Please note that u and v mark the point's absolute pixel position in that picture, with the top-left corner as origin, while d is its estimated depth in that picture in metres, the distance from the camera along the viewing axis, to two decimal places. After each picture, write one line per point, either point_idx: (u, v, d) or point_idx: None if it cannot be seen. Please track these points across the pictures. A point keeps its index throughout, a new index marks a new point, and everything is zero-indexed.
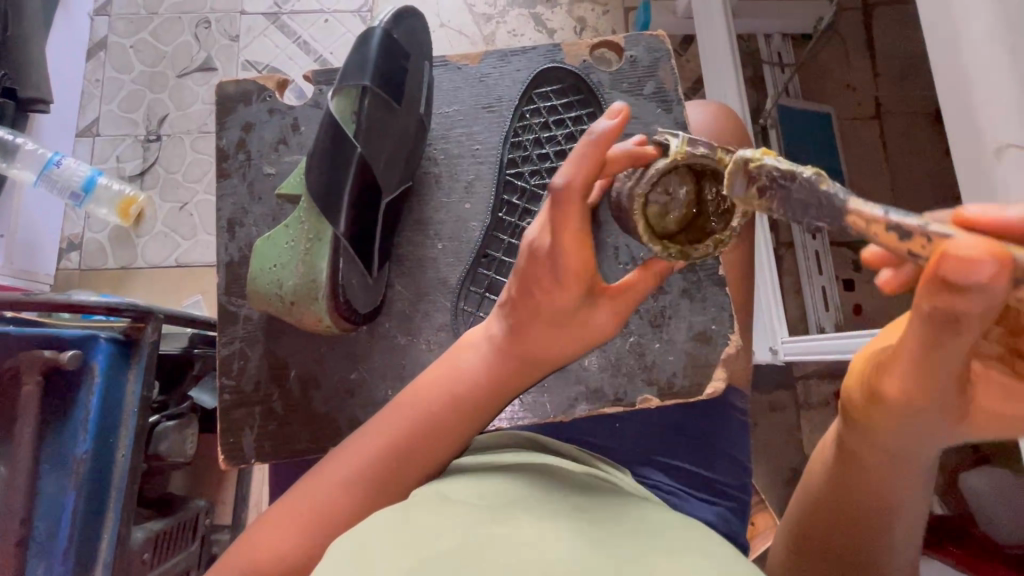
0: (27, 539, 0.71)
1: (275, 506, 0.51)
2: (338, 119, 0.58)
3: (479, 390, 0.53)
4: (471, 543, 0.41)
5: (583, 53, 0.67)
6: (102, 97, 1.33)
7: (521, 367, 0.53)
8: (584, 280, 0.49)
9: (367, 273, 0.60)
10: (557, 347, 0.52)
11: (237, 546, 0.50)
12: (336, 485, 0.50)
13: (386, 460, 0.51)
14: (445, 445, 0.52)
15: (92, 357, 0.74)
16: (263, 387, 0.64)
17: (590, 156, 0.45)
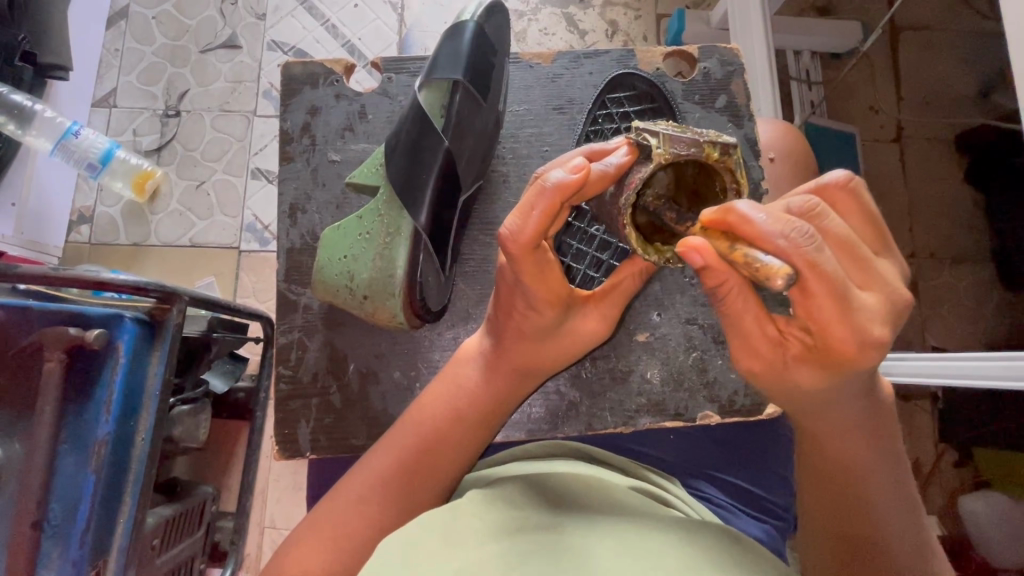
0: (42, 521, 0.69)
1: (305, 527, 0.50)
2: (427, 112, 0.56)
3: (481, 402, 0.53)
4: (516, 552, 0.40)
5: (658, 60, 0.67)
6: (120, 68, 1.29)
7: (511, 377, 0.53)
8: (563, 297, 0.49)
9: (442, 271, 0.59)
10: (546, 357, 0.54)
11: (281, 554, 0.49)
12: (351, 502, 0.50)
13: (395, 478, 0.51)
14: (459, 447, 0.52)
15: (118, 337, 0.72)
16: (321, 379, 0.62)
17: (544, 205, 0.42)
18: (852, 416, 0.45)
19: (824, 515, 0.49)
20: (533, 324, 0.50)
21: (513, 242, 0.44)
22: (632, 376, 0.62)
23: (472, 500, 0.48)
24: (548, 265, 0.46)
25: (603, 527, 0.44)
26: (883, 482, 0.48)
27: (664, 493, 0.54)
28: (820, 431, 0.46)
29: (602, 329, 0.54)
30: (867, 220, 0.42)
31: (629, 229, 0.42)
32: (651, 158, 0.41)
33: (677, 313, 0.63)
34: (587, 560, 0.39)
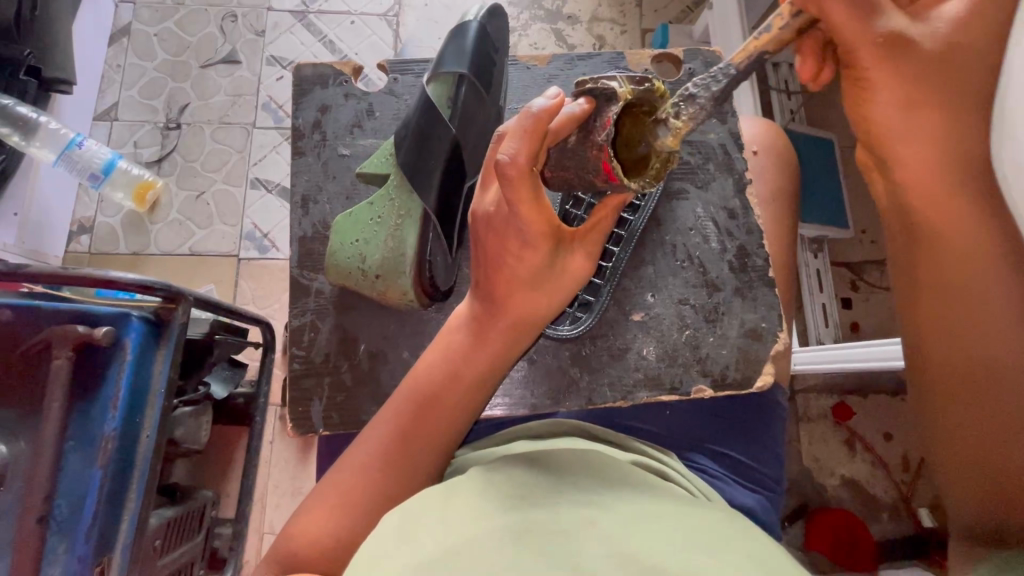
0: (48, 517, 0.70)
1: (316, 492, 0.52)
2: (435, 103, 0.60)
3: (478, 360, 0.54)
4: (514, 529, 0.42)
5: (646, 62, 0.72)
6: (122, 82, 1.32)
7: (504, 328, 0.53)
8: (551, 235, 0.51)
9: (450, 252, 0.62)
10: (541, 304, 0.53)
11: (296, 519, 0.52)
12: (357, 468, 0.52)
13: (399, 443, 0.52)
14: (457, 409, 0.54)
15: (126, 335, 0.73)
16: (333, 359, 0.64)
17: (530, 128, 0.47)
18: (977, 217, 0.52)
19: (934, 339, 0.55)
20: (525, 266, 0.51)
21: (508, 171, 0.47)
22: (630, 353, 0.65)
23: (471, 479, 0.50)
24: (540, 194, 0.49)
25: (599, 505, 0.46)
26: (1011, 296, 0.51)
27: (661, 466, 0.56)
28: (940, 234, 0.53)
29: (590, 269, 0.55)
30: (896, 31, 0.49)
31: (614, 163, 0.49)
32: (618, 98, 0.49)
33: (670, 294, 0.66)
34: (582, 537, 0.41)
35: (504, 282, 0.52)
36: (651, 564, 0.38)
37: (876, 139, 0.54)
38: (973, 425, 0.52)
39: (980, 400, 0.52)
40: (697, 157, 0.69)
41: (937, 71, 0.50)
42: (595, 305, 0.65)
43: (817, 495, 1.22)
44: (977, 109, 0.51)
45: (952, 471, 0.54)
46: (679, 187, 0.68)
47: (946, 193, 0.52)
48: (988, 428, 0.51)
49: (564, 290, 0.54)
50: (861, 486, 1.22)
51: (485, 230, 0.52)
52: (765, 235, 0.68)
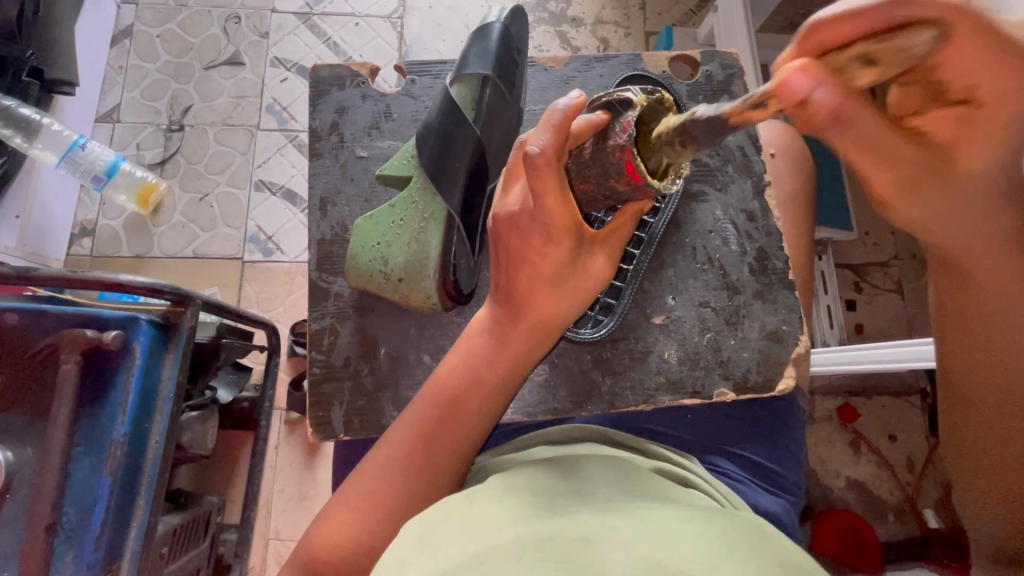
0: (56, 524, 0.68)
1: (337, 497, 0.52)
2: (458, 104, 0.59)
3: (500, 364, 0.53)
4: (534, 539, 0.41)
5: (663, 64, 0.71)
6: (124, 84, 1.31)
7: (526, 332, 0.52)
8: (574, 233, 0.50)
9: (473, 255, 0.61)
10: (562, 304, 0.52)
11: (318, 525, 0.51)
12: (379, 473, 0.51)
13: (421, 450, 0.51)
14: (481, 414, 0.53)
15: (133, 339, 0.72)
16: (353, 363, 0.63)
17: (556, 123, 0.47)
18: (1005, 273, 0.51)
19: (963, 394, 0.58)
20: (548, 263, 0.51)
21: (534, 162, 0.47)
22: (651, 356, 0.65)
23: (492, 486, 0.49)
24: (567, 188, 0.49)
25: (622, 511, 0.45)
26: None
27: (683, 472, 0.56)
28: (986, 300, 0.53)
29: (611, 271, 0.54)
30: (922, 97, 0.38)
31: (637, 161, 0.48)
32: (634, 103, 0.50)
33: (691, 296, 0.65)
34: (604, 539, 0.40)
35: (525, 281, 0.51)
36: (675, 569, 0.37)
37: (917, 232, 0.50)
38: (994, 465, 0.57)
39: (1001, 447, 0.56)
40: (716, 159, 0.69)
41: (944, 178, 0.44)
42: (617, 308, 0.65)
43: (824, 497, 1.22)
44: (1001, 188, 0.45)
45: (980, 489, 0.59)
46: (698, 190, 0.68)
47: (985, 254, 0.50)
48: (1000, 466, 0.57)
49: (585, 291, 0.53)
50: (867, 487, 1.23)
51: (508, 232, 0.52)
52: (785, 238, 0.69)
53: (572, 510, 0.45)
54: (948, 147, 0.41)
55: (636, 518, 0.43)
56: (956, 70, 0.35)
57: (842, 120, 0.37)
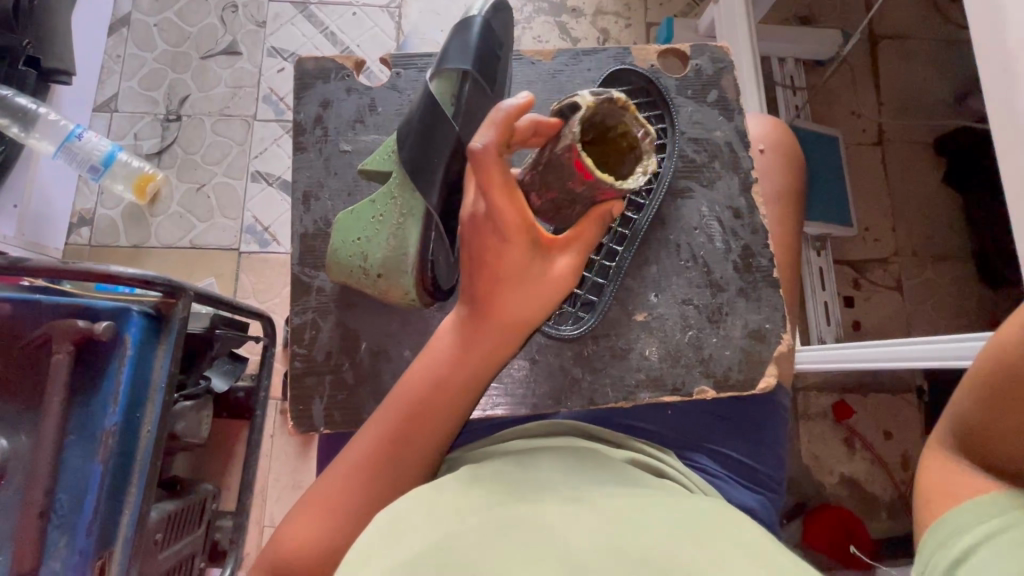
0: (49, 511, 0.70)
1: (305, 500, 0.52)
2: (437, 99, 0.58)
3: (460, 366, 0.53)
4: (499, 523, 0.42)
5: (651, 58, 0.70)
6: (122, 73, 1.31)
7: (487, 336, 0.52)
8: (530, 234, 0.51)
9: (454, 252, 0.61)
10: (520, 306, 0.52)
11: (290, 522, 0.52)
12: (343, 475, 0.52)
13: (384, 452, 0.52)
14: (446, 416, 0.53)
15: (125, 329, 0.73)
16: (334, 357, 0.64)
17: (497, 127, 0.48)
18: None
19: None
20: (506, 264, 0.51)
21: (481, 161, 0.48)
22: (632, 353, 0.65)
23: (462, 476, 0.50)
24: (514, 184, 0.49)
25: (588, 502, 0.46)
26: None
27: (657, 463, 0.57)
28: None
29: (572, 276, 0.54)
30: None
31: (584, 158, 0.47)
32: (581, 106, 0.49)
33: (674, 294, 0.65)
34: (566, 529, 0.41)
35: (484, 283, 0.51)
36: (636, 557, 0.38)
37: None
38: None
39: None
40: (703, 155, 0.68)
41: None
42: (598, 304, 0.64)
43: (816, 492, 1.22)
44: None
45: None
46: (684, 186, 0.67)
47: None
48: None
49: (546, 295, 0.53)
50: (859, 484, 1.23)
51: (470, 235, 0.52)
52: (771, 234, 0.69)
53: (539, 498, 0.46)
54: None
55: (600, 511, 0.44)
56: None
57: None
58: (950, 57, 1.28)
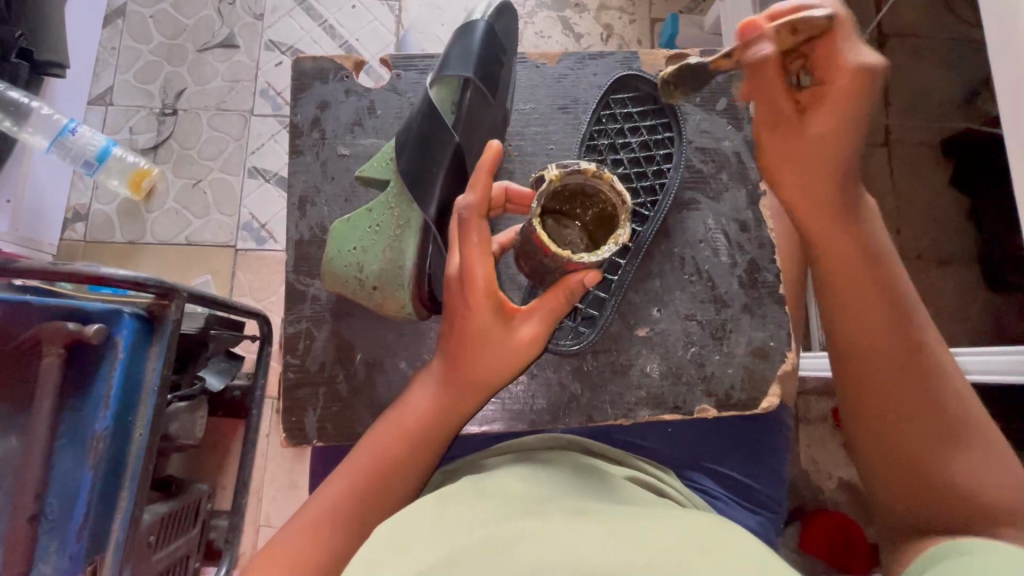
0: (40, 515, 0.69)
1: (263, 551, 0.50)
2: (438, 108, 0.57)
3: (426, 421, 0.53)
4: (500, 538, 0.41)
5: (660, 62, 0.70)
6: (118, 66, 1.29)
7: (454, 390, 0.54)
8: (498, 296, 0.52)
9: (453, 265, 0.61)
10: (485, 367, 0.53)
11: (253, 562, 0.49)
12: (305, 528, 0.50)
13: (349, 504, 0.51)
14: (411, 469, 0.53)
15: (116, 333, 0.72)
16: (329, 368, 0.63)
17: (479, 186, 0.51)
18: (868, 285, 0.61)
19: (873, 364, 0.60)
20: (472, 324, 0.52)
21: (467, 218, 0.51)
22: (633, 370, 0.63)
23: (462, 491, 0.49)
24: (489, 244, 0.51)
25: (591, 514, 0.46)
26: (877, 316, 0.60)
27: (656, 482, 0.57)
28: (838, 275, 0.62)
29: (539, 342, 0.53)
30: (828, 99, 0.56)
31: (542, 235, 0.47)
32: (547, 178, 0.47)
33: (677, 309, 0.64)
34: (570, 539, 0.41)
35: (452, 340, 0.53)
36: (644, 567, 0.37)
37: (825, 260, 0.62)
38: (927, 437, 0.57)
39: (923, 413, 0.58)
40: (710, 166, 0.68)
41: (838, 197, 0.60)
42: (598, 320, 0.63)
43: (814, 498, 1.21)
44: (850, 207, 0.61)
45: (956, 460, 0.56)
46: (690, 198, 0.67)
47: (856, 269, 0.61)
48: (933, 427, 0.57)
49: (510, 358, 0.52)
50: (858, 490, 1.22)
51: (447, 290, 0.54)
52: (778, 247, 0.67)
53: (542, 511, 0.46)
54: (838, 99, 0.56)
55: (602, 524, 0.43)
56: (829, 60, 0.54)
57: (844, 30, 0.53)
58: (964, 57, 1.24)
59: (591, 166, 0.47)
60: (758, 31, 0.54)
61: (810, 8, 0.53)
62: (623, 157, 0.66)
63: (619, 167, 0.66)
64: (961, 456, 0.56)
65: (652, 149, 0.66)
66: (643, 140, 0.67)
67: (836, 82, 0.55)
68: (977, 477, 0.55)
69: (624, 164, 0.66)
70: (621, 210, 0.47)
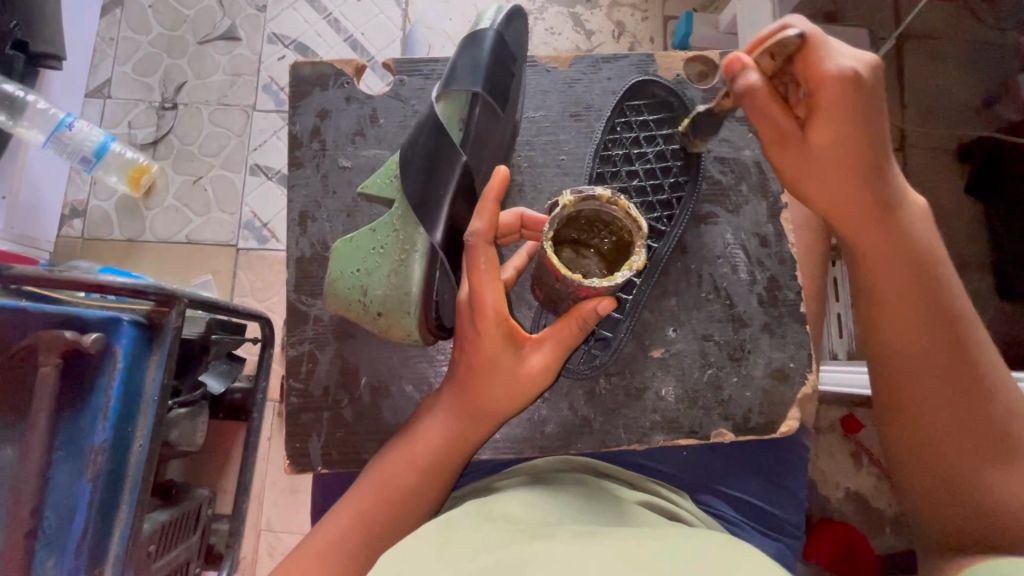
0: (36, 529, 0.67)
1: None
2: (443, 123, 0.55)
3: (432, 448, 0.52)
4: (509, 561, 0.39)
5: (677, 66, 0.68)
6: (115, 58, 1.26)
7: (462, 416, 0.52)
8: (507, 322, 0.50)
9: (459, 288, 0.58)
10: (493, 394, 0.51)
11: None
12: (311, 553, 0.49)
13: (355, 529, 0.50)
14: (417, 496, 0.51)
15: (115, 341, 0.70)
16: (333, 393, 0.62)
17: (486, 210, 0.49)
18: (913, 308, 0.59)
19: (913, 381, 0.59)
20: (480, 349, 0.50)
21: (474, 244, 0.49)
22: (648, 393, 0.62)
23: (469, 514, 0.47)
24: (497, 269, 0.49)
25: (602, 533, 0.43)
26: (919, 337, 0.59)
27: (671, 508, 0.55)
28: (879, 295, 0.60)
29: (549, 370, 0.51)
30: (831, 120, 0.53)
31: (552, 258, 0.44)
32: (559, 204, 0.45)
33: (693, 329, 0.62)
34: (582, 555, 0.39)
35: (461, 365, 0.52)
36: None
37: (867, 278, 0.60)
38: (966, 454, 0.58)
39: (957, 425, 0.58)
40: (730, 177, 0.66)
41: (857, 217, 0.57)
42: (613, 342, 0.61)
43: (821, 508, 1.20)
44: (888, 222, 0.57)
45: (992, 477, 0.57)
46: (708, 211, 0.65)
47: (897, 290, 0.59)
48: (971, 444, 0.57)
49: (518, 387, 0.51)
50: (865, 499, 1.20)
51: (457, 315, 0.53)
52: (799, 266, 0.65)
53: (551, 532, 0.44)
54: (832, 118, 0.53)
55: (615, 539, 0.41)
56: (816, 77, 0.52)
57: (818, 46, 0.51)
58: (981, 59, 1.19)
59: (605, 191, 0.45)
60: (742, 64, 0.54)
61: (785, 27, 0.53)
62: (639, 169, 0.63)
63: (635, 179, 0.63)
64: (997, 471, 0.57)
65: (669, 160, 0.64)
66: (659, 150, 0.64)
67: (830, 98, 0.52)
68: (1012, 489, 0.56)
69: (639, 175, 0.63)
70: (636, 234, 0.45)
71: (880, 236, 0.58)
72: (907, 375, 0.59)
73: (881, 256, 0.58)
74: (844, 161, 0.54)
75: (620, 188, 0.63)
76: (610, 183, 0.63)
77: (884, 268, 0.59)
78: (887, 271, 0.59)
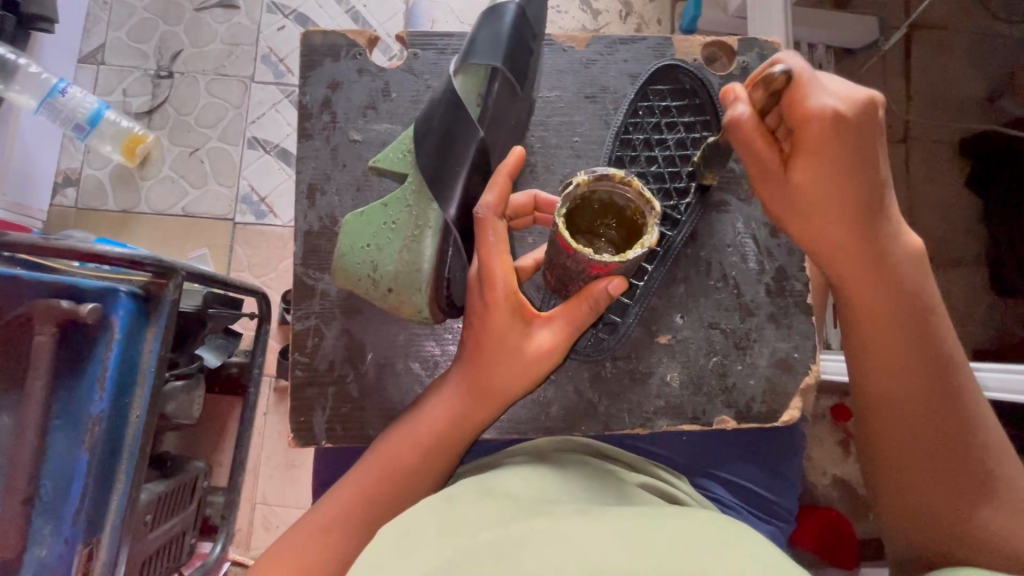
0: (34, 498, 0.67)
1: (269, 550, 0.49)
2: (462, 98, 0.55)
3: (439, 424, 0.52)
4: (511, 537, 0.39)
5: (695, 51, 0.67)
6: (110, 22, 1.22)
7: (470, 394, 0.52)
8: (516, 301, 0.50)
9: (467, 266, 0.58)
10: (500, 371, 0.51)
11: (265, 558, 0.48)
12: (315, 528, 0.49)
13: (359, 504, 0.50)
14: (422, 472, 0.52)
15: (113, 312, 0.69)
16: (338, 367, 0.62)
17: (498, 187, 0.49)
18: (904, 345, 0.53)
19: (890, 417, 0.55)
20: (489, 327, 0.50)
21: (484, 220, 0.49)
22: (653, 378, 0.63)
23: (470, 490, 0.47)
24: (505, 248, 0.49)
25: (604, 512, 0.43)
26: (909, 371, 0.53)
27: (671, 490, 0.56)
28: (863, 328, 0.54)
29: (558, 349, 0.51)
30: (817, 142, 0.47)
31: (563, 234, 0.44)
32: (573, 183, 0.45)
33: (700, 316, 0.63)
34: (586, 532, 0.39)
35: (471, 343, 0.52)
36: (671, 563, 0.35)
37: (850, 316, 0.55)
38: (940, 493, 0.52)
39: (937, 463, 0.52)
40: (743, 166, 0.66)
41: (842, 249, 0.51)
42: (621, 327, 0.61)
43: (808, 493, 1.22)
44: (875, 254, 0.51)
45: (981, 518, 0.50)
46: (723, 200, 0.65)
47: (882, 320, 0.53)
48: (953, 479, 0.52)
49: (525, 363, 0.51)
50: (849, 486, 1.23)
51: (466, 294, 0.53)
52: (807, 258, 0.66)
53: (554, 511, 0.44)
54: (806, 146, 0.48)
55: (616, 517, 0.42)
56: (800, 108, 0.47)
57: (804, 80, 0.47)
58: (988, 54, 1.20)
59: (621, 171, 0.45)
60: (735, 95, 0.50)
61: (771, 65, 0.48)
62: (658, 155, 0.64)
63: (653, 165, 0.63)
64: (984, 513, 0.50)
65: (688, 148, 0.63)
66: (679, 138, 0.64)
67: (814, 127, 0.47)
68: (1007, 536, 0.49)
69: (657, 162, 0.64)
70: (650, 214, 0.44)
71: (864, 264, 0.51)
72: (892, 413, 0.54)
73: (865, 291, 0.52)
74: (831, 199, 0.49)
75: (638, 172, 0.63)
76: (628, 167, 0.63)
77: (869, 300, 0.53)
78: (867, 301, 0.53)
